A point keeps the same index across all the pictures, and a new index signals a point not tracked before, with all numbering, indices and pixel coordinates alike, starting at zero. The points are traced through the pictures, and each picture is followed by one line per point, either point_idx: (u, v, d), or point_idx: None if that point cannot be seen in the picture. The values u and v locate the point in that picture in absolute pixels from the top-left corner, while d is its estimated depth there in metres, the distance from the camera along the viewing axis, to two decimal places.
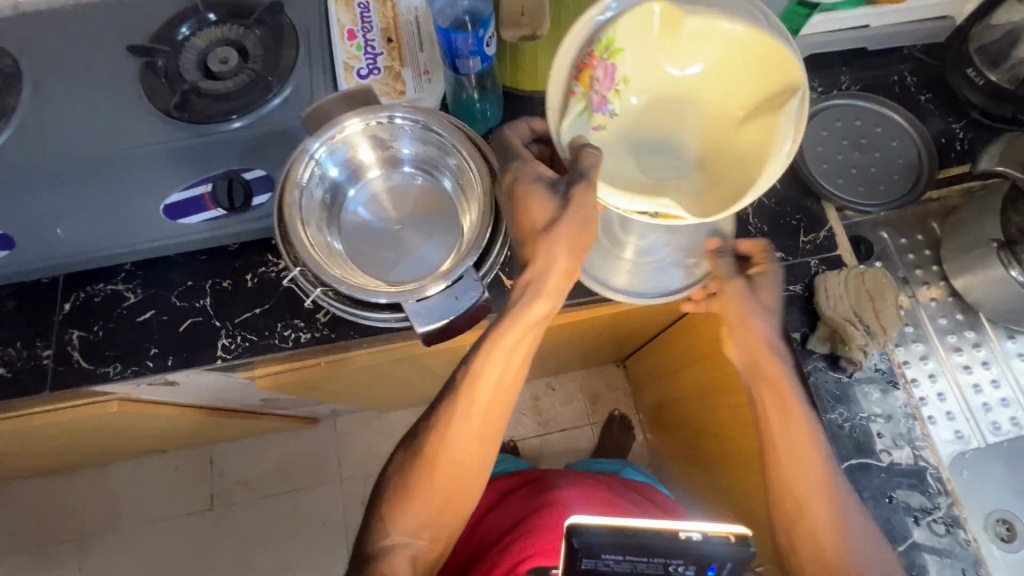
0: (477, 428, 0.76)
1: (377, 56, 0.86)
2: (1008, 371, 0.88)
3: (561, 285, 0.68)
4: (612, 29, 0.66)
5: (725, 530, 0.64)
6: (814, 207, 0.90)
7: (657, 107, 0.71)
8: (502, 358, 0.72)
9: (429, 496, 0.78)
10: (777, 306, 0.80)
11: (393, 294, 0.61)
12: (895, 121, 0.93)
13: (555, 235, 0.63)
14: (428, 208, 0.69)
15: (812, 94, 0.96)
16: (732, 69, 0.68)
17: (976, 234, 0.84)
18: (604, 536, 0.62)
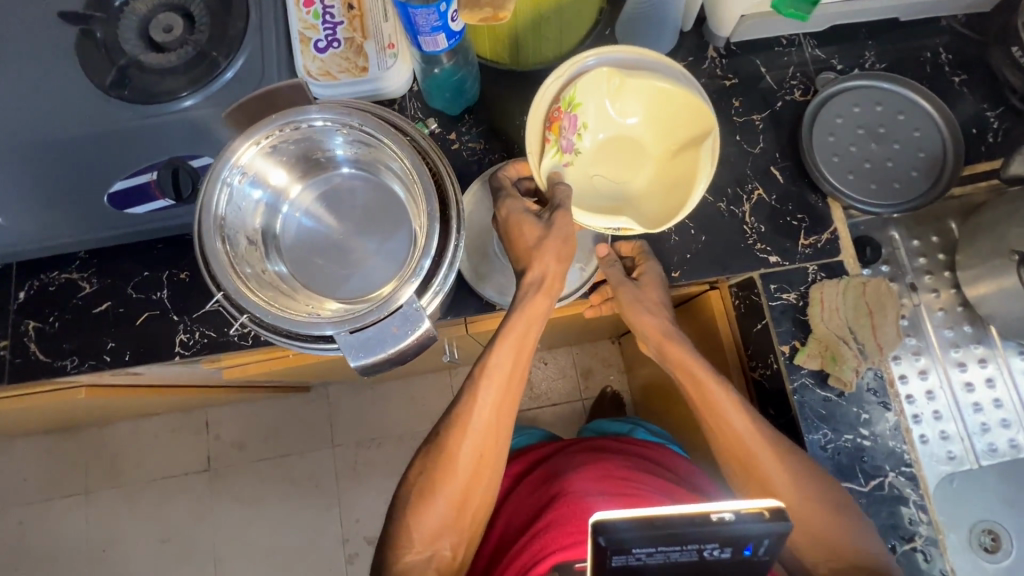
0: (489, 426, 0.77)
1: (336, 26, 0.77)
2: (1012, 390, 0.81)
3: (557, 278, 0.74)
4: (574, 88, 0.73)
5: (758, 506, 0.58)
6: (818, 204, 0.82)
7: (611, 150, 0.78)
8: (512, 355, 0.75)
9: (447, 500, 0.78)
10: (665, 299, 0.80)
11: (336, 320, 0.50)
12: (920, 107, 0.83)
13: (544, 250, 0.72)
14: (375, 215, 0.60)
15: (830, 74, 0.86)
16: (672, 118, 0.75)
17: (996, 243, 0.76)
18: (632, 530, 0.57)
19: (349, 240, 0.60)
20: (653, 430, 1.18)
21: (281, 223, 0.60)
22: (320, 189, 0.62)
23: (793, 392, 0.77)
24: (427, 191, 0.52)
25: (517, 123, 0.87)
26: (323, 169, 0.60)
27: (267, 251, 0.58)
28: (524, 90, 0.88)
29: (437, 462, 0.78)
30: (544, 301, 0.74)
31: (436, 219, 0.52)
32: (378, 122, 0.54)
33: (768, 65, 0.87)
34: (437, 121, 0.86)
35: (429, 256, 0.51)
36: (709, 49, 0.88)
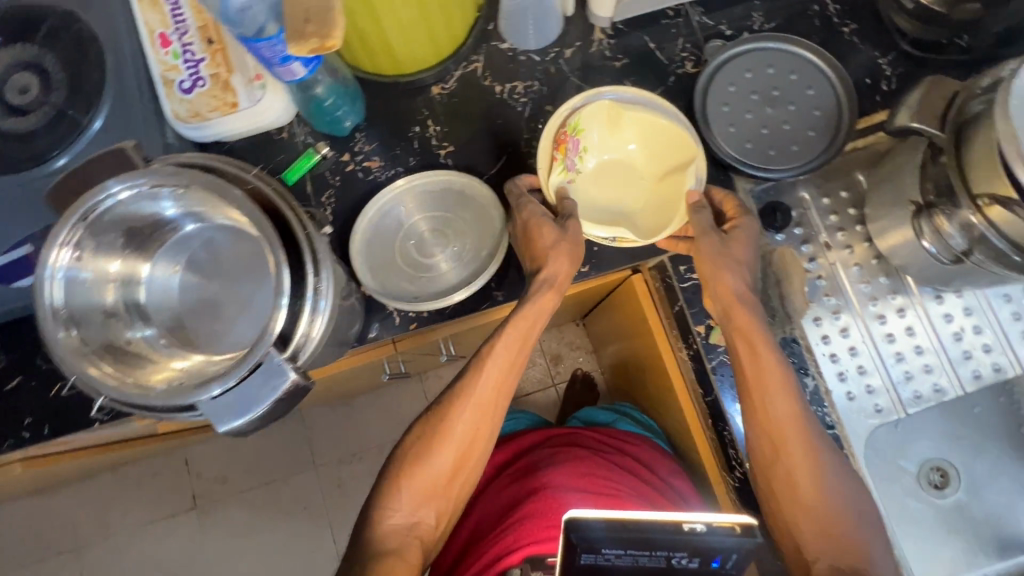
0: (486, 406, 0.77)
1: (199, 64, 0.74)
2: (932, 336, 0.82)
3: (567, 274, 0.75)
4: (578, 115, 0.78)
5: (730, 520, 0.58)
6: (721, 176, 0.83)
7: (610, 173, 0.81)
8: (516, 341, 0.76)
9: (439, 468, 0.76)
10: (750, 260, 0.75)
11: (225, 380, 0.48)
12: (812, 64, 0.81)
13: (559, 249, 0.73)
14: (242, 262, 0.58)
15: (718, 41, 0.84)
16: (665, 142, 0.79)
17: (897, 194, 0.75)
18: (604, 530, 0.58)
19: (220, 296, 0.58)
20: (639, 421, 1.09)
21: (144, 292, 0.56)
22: (176, 246, 0.58)
23: (712, 370, 0.81)
24: (268, 238, 0.49)
25: (409, 134, 0.85)
26: (167, 227, 0.56)
27: (129, 325, 0.55)
28: (413, 100, 0.86)
29: (434, 434, 0.77)
30: (554, 299, 0.75)
31: (286, 267, 0.49)
32: (196, 172, 0.48)
33: (655, 40, 0.85)
34: (328, 144, 0.84)
35: (284, 298, 0.49)
36: (595, 31, 0.86)
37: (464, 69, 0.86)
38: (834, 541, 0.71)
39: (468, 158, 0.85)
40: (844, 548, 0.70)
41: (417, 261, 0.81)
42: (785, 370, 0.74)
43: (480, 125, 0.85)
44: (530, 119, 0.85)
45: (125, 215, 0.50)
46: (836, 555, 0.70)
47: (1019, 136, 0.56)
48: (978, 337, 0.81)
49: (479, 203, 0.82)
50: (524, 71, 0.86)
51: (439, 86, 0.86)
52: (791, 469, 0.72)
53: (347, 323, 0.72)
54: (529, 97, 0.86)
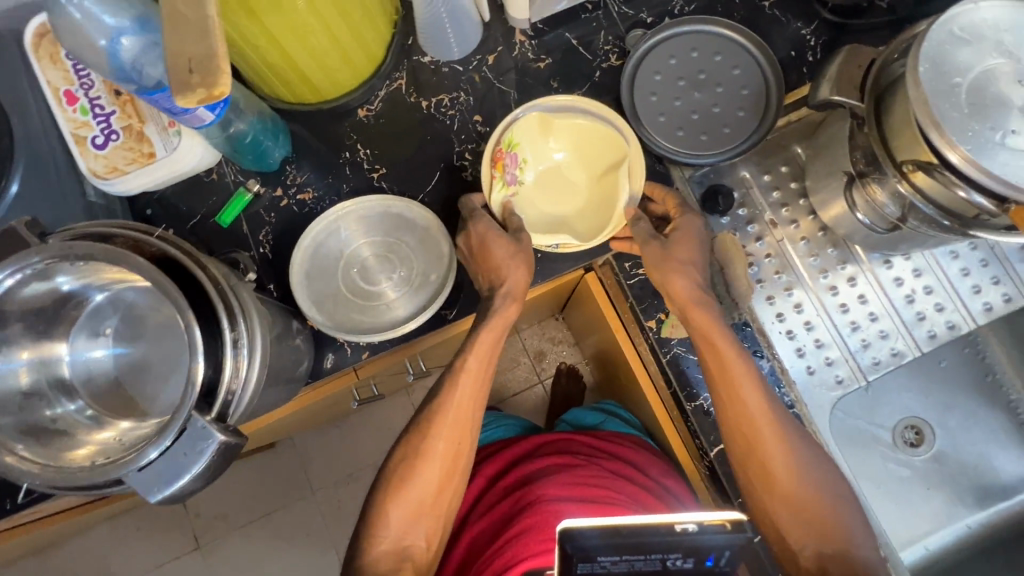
0: (464, 421, 0.74)
1: (109, 117, 0.72)
2: (885, 302, 0.82)
3: (525, 280, 0.73)
4: (511, 131, 0.77)
5: (720, 517, 0.55)
6: (660, 169, 0.81)
7: (548, 181, 0.80)
8: (488, 351, 0.73)
9: (424, 488, 0.72)
10: (696, 256, 0.74)
11: (163, 443, 0.47)
12: (735, 43, 0.80)
13: (516, 260, 0.73)
14: (157, 325, 0.58)
15: (638, 31, 0.83)
16: (598, 147, 0.78)
17: (832, 165, 0.75)
18: (598, 538, 0.54)
19: (142, 360, 0.58)
20: (629, 420, 0.99)
21: (66, 368, 0.56)
22: (90, 320, 0.57)
23: (666, 365, 0.81)
24: (174, 300, 0.48)
25: (340, 160, 0.84)
26: (73, 301, 0.55)
27: (53, 404, 0.54)
28: (340, 126, 0.85)
29: (415, 454, 0.73)
30: (517, 309, 0.73)
31: (197, 327, 0.48)
32: (105, 246, 0.47)
33: (577, 36, 0.84)
34: (259, 181, 0.83)
35: (199, 356, 0.48)
36: (516, 34, 0.84)
37: (389, 87, 0.85)
38: (813, 524, 0.69)
39: (402, 178, 0.83)
40: (823, 534, 0.69)
41: (361, 289, 0.79)
42: (749, 361, 0.73)
43: (410, 144, 0.84)
44: (460, 132, 0.84)
45: (24, 299, 0.50)
46: (816, 538, 0.69)
47: (931, 103, 0.56)
48: (929, 297, 0.82)
49: (418, 224, 0.80)
50: (448, 84, 0.85)
51: (364, 109, 0.85)
52: (765, 457, 0.71)
53: (294, 362, 0.71)
54: (457, 108, 0.84)
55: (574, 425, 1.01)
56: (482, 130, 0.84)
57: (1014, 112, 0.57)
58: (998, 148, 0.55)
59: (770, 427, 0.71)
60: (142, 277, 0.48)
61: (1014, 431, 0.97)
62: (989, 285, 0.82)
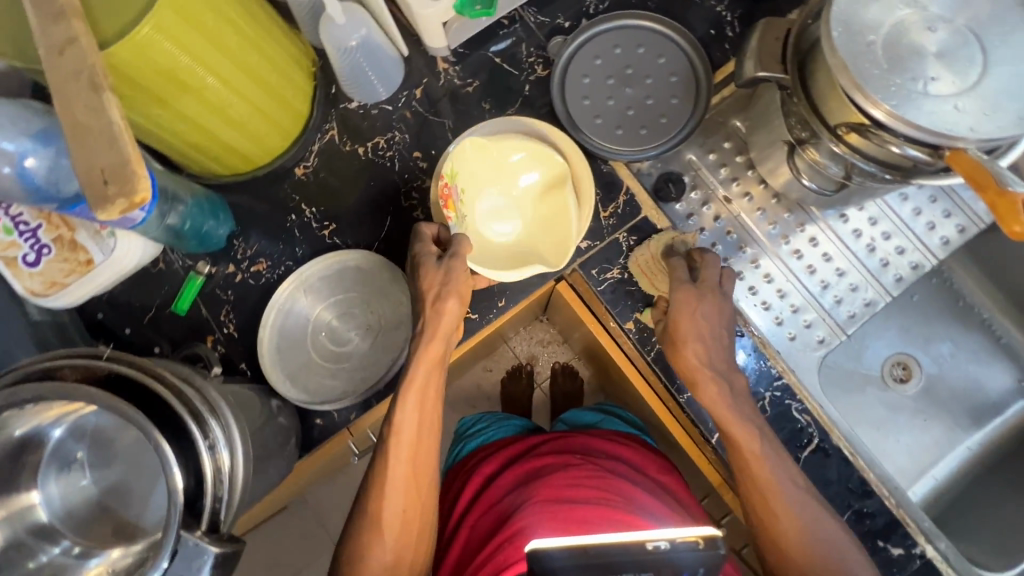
0: (414, 480, 0.69)
1: (36, 232, 0.69)
2: (848, 255, 0.83)
3: (451, 319, 0.69)
4: (452, 161, 0.75)
5: (693, 535, 0.57)
6: (607, 170, 0.81)
7: (495, 206, 0.79)
8: (416, 401, 0.69)
9: (386, 554, 0.68)
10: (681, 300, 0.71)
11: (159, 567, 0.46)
12: (654, 33, 0.81)
13: (448, 293, 0.68)
14: (128, 446, 0.56)
15: (559, 37, 0.82)
16: (536, 162, 0.77)
17: (771, 136, 0.75)
18: (565, 558, 0.55)
19: (117, 484, 0.56)
20: (628, 421, 0.98)
21: (43, 512, 0.54)
22: (55, 456, 0.55)
23: (652, 363, 0.81)
24: (140, 423, 0.48)
25: (287, 225, 0.82)
26: (33, 442, 0.53)
27: (38, 551, 0.53)
28: (280, 189, 0.82)
29: (370, 522, 0.68)
30: (440, 346, 0.69)
31: (166, 443, 0.48)
32: (56, 384, 0.47)
33: (500, 53, 0.83)
34: (209, 261, 0.81)
35: (173, 468, 0.47)
36: (438, 63, 0.83)
37: (323, 139, 0.83)
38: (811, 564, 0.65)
39: (354, 230, 0.81)
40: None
41: (334, 353, 0.77)
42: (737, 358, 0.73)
43: (353, 193, 0.82)
44: (402, 171, 0.82)
45: None
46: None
47: (850, 66, 0.57)
48: (888, 243, 0.83)
49: (375, 273, 0.78)
50: (381, 125, 0.83)
51: (301, 167, 0.82)
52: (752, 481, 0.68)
53: (282, 442, 0.69)
54: (395, 148, 0.82)
55: (573, 424, 1.00)
56: (424, 165, 0.82)
57: (930, 58, 0.58)
58: (922, 97, 0.56)
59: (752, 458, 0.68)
60: (95, 404, 0.47)
61: (993, 348, 0.99)
62: (942, 219, 0.84)
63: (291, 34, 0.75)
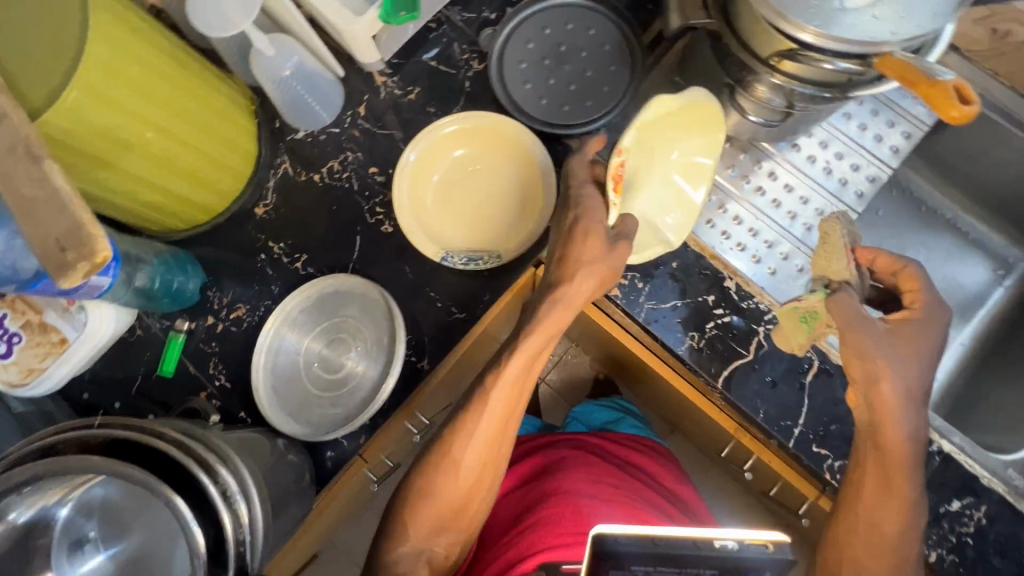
0: (496, 437, 0.70)
1: (3, 321, 0.68)
2: (808, 182, 0.85)
3: (584, 291, 0.67)
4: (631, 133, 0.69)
5: (761, 538, 0.55)
6: (561, 148, 0.81)
7: (640, 175, 0.74)
8: (525, 365, 0.68)
9: (448, 495, 0.70)
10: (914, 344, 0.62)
11: None
12: (578, 7, 0.82)
13: (580, 258, 0.66)
14: (137, 512, 0.54)
15: (488, 29, 0.83)
16: (695, 132, 0.74)
17: (713, 82, 0.76)
18: (632, 545, 0.54)
19: (132, 556, 0.54)
20: (640, 421, 1.03)
21: None
22: (65, 535, 0.54)
23: (646, 323, 0.78)
24: (147, 482, 0.47)
25: (258, 265, 0.81)
26: (40, 526, 0.52)
27: None
28: (244, 232, 0.81)
29: (438, 469, 0.70)
30: (566, 315, 0.67)
31: (178, 497, 0.48)
32: (53, 461, 0.47)
33: (434, 57, 0.84)
34: (187, 317, 0.79)
35: (191, 523, 0.48)
36: (375, 77, 0.83)
37: (277, 174, 0.82)
38: (879, 515, 0.63)
39: (325, 258, 0.80)
40: (884, 533, 0.63)
41: (327, 380, 0.76)
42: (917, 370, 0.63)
43: (318, 221, 0.81)
44: (362, 190, 0.81)
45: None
46: (872, 537, 0.64)
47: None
48: (843, 162, 0.85)
49: (358, 293, 0.78)
50: (331, 149, 0.83)
51: (261, 206, 0.82)
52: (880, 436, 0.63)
53: (296, 480, 0.68)
54: (350, 168, 0.82)
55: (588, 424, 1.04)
56: (382, 180, 0.81)
57: None
58: (842, 13, 0.58)
59: (887, 397, 0.62)
60: (97, 473, 0.47)
61: (963, 244, 1.02)
62: (888, 130, 0.87)
63: (223, 76, 0.74)
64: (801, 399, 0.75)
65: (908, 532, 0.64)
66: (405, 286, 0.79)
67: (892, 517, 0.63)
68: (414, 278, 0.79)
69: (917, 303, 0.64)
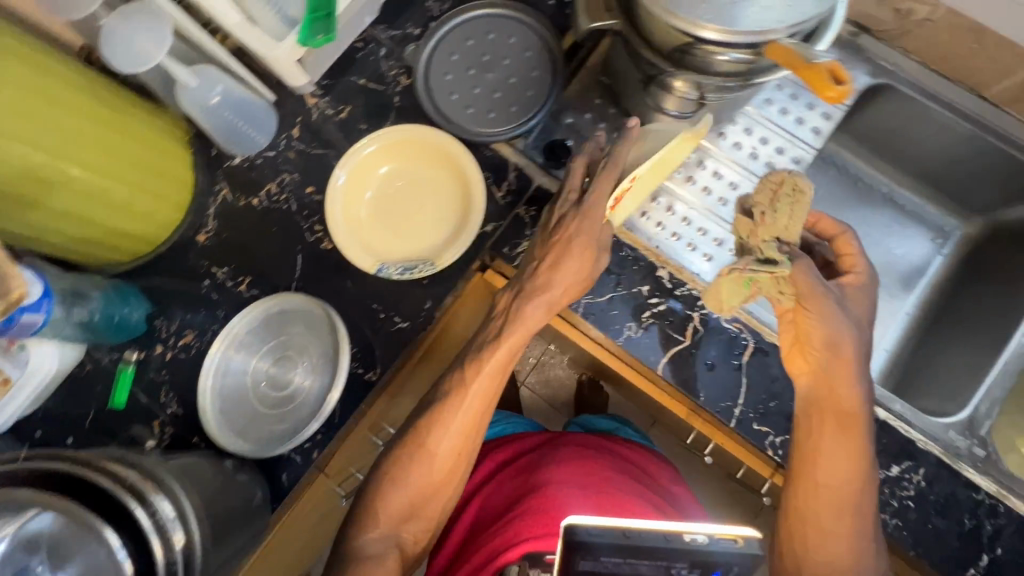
0: (471, 427, 0.72)
1: None
2: (736, 168, 0.87)
3: (569, 291, 0.71)
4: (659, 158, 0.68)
5: (731, 533, 0.57)
6: (490, 154, 0.83)
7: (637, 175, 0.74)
8: (502, 359, 0.71)
9: (419, 483, 0.71)
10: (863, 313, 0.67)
11: None
12: (499, 16, 0.85)
13: (565, 250, 0.69)
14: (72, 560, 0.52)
15: (413, 44, 0.86)
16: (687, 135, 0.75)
17: (631, 79, 0.78)
18: (604, 535, 0.56)
19: None
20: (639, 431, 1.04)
21: None
22: None
23: (585, 317, 0.79)
24: (76, 516, 0.48)
25: (203, 291, 0.82)
26: None
27: None
28: (188, 259, 0.83)
29: (412, 456, 0.71)
30: (542, 315, 0.70)
31: (107, 528, 0.49)
32: None
33: (363, 76, 0.86)
34: (136, 348, 0.80)
35: (120, 553, 0.49)
36: (307, 99, 0.85)
37: (217, 201, 0.84)
38: (841, 481, 0.66)
39: (269, 279, 0.82)
40: (819, 500, 0.66)
41: (275, 398, 0.77)
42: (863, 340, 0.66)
43: (260, 243, 0.83)
44: (301, 210, 0.83)
45: None
46: (832, 503, 0.66)
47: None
48: (768, 146, 0.88)
49: (305, 310, 0.79)
50: (268, 172, 0.84)
51: (202, 234, 0.83)
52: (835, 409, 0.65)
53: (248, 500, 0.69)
54: (288, 190, 0.84)
55: (588, 428, 1.04)
56: (319, 198, 0.83)
57: None
58: (730, 5, 0.60)
59: (842, 362, 0.65)
60: (31, 506, 0.48)
61: (901, 217, 1.03)
62: (808, 112, 0.90)
63: (155, 110, 0.76)
64: (738, 380, 0.77)
65: (858, 495, 0.66)
66: (348, 300, 0.81)
67: (826, 482, 0.66)
68: (357, 292, 0.81)
69: (857, 267, 0.70)
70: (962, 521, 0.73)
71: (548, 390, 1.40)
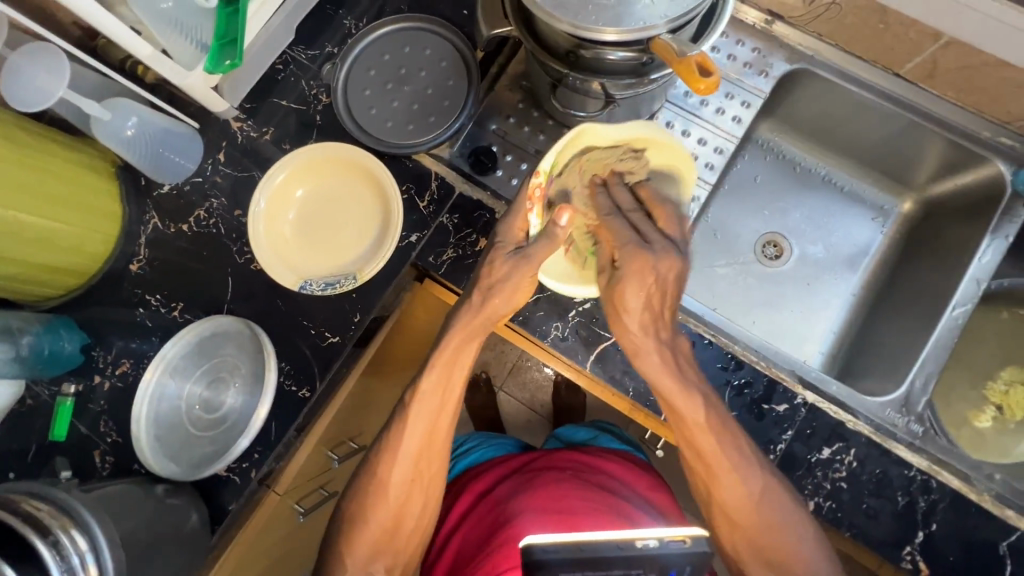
0: (423, 453, 0.72)
1: None
2: None
3: (500, 303, 0.70)
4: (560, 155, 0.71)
5: (680, 534, 0.57)
6: (412, 165, 0.84)
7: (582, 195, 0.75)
8: (442, 381, 0.72)
9: (380, 519, 0.72)
10: None
11: None
12: (413, 30, 0.86)
13: (500, 262, 0.69)
14: None
15: (331, 62, 0.87)
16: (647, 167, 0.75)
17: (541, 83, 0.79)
18: (560, 553, 0.55)
19: None
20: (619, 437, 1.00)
21: None
22: None
23: (513, 321, 0.79)
24: None
25: (137, 319, 0.83)
26: None
27: None
28: (121, 289, 0.84)
29: (369, 493, 0.72)
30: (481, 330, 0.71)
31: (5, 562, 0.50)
32: None
33: (284, 97, 0.87)
34: (73, 379, 0.81)
35: None
36: (231, 123, 0.87)
37: (148, 229, 0.85)
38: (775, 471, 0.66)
39: (201, 303, 0.83)
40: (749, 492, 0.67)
41: (209, 420, 0.78)
42: None
43: (191, 268, 0.84)
44: (230, 233, 0.84)
45: None
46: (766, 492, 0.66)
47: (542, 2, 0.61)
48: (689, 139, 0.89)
49: (235, 332, 0.80)
50: (196, 198, 0.85)
51: (134, 263, 0.84)
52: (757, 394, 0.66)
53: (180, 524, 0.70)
54: (216, 215, 0.85)
55: (567, 441, 0.99)
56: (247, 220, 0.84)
57: None
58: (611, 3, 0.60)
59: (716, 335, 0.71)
60: None
61: (840, 199, 1.02)
62: (728, 101, 0.92)
63: (78, 144, 0.78)
64: None
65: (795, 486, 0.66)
66: (280, 320, 0.82)
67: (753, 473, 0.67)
68: (288, 311, 0.82)
69: None
70: (896, 499, 0.74)
71: (515, 395, 1.40)
